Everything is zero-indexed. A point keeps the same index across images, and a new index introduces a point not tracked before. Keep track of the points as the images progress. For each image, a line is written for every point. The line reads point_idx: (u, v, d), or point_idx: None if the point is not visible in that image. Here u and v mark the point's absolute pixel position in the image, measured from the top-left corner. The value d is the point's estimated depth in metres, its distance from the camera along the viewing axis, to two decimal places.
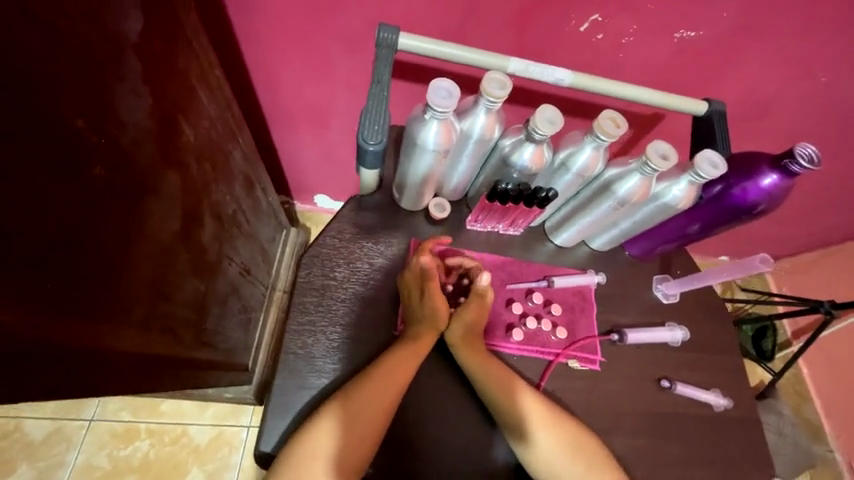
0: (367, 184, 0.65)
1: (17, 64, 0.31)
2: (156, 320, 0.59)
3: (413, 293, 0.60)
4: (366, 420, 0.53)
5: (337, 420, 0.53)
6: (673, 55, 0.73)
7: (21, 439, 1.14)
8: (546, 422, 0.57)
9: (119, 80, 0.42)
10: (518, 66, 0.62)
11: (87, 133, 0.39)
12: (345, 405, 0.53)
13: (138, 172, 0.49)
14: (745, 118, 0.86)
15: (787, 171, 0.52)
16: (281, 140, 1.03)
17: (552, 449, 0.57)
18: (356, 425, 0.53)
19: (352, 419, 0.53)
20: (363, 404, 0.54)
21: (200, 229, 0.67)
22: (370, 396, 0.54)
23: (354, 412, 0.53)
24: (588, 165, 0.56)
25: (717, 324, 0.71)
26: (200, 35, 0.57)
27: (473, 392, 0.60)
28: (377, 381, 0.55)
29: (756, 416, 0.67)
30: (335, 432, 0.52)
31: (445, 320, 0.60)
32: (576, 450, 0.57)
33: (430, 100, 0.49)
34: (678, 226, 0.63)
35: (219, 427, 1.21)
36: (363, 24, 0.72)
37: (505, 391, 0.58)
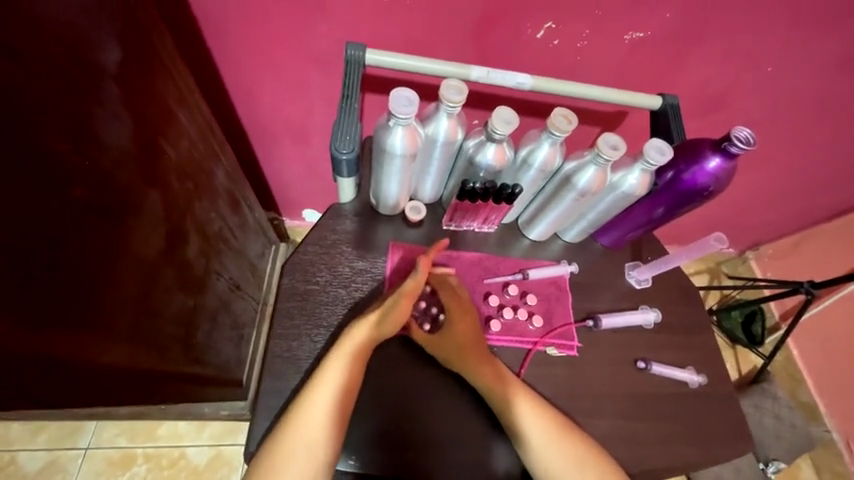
0: (344, 193, 0.69)
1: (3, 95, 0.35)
2: (144, 333, 0.61)
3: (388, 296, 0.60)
4: (339, 416, 0.54)
5: (310, 419, 0.53)
6: (626, 55, 0.78)
7: (16, 472, 1.13)
8: (537, 413, 0.59)
9: (100, 106, 0.46)
10: (479, 73, 0.67)
11: (68, 154, 0.42)
12: (318, 401, 0.54)
13: (121, 191, 0.52)
14: (704, 110, 0.91)
15: (727, 153, 0.56)
16: (265, 158, 1.07)
17: (545, 440, 0.57)
18: (332, 421, 0.53)
19: (327, 415, 0.53)
20: (336, 403, 0.54)
21: (185, 245, 0.70)
22: (342, 393, 0.54)
23: (328, 409, 0.53)
24: (547, 160, 0.60)
25: (689, 305, 0.74)
26: (176, 61, 0.61)
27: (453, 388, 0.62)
28: (350, 379, 0.56)
29: (731, 391, 0.69)
30: (310, 430, 0.52)
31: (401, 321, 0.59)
32: (567, 440, 0.58)
33: (392, 108, 0.53)
34: (642, 213, 0.66)
35: (217, 446, 1.21)
36: (334, 43, 0.76)
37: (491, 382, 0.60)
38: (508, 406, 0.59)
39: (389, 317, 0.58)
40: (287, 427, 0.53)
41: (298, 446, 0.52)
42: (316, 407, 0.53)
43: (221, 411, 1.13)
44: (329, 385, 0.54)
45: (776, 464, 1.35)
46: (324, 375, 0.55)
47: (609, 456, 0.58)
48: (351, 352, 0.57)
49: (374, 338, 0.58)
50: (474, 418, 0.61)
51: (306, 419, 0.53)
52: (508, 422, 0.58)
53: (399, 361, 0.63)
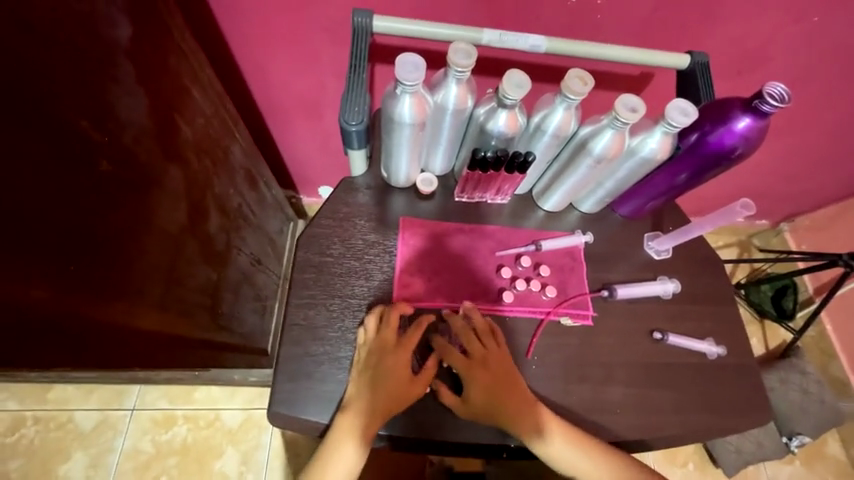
0: (356, 166, 0.69)
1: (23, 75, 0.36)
2: (173, 303, 0.65)
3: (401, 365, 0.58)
4: (384, 401, 0.57)
5: (363, 403, 0.57)
6: (652, 10, 0.72)
7: (73, 429, 1.25)
8: (565, 435, 0.58)
9: (115, 83, 0.47)
10: (492, 36, 0.64)
11: (90, 131, 0.44)
12: (369, 392, 0.57)
13: (142, 168, 0.54)
14: (739, 68, 0.84)
15: (758, 112, 0.53)
16: (279, 135, 1.07)
17: (575, 460, 0.57)
18: (381, 407, 0.56)
19: (375, 402, 0.57)
20: (382, 392, 0.57)
21: (206, 220, 0.72)
22: (394, 389, 0.57)
23: (377, 396, 0.57)
24: (562, 125, 0.58)
25: (710, 275, 0.72)
26: (188, 36, 0.61)
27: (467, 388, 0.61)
28: (386, 402, 0.57)
29: (751, 362, 0.67)
30: (363, 414, 0.56)
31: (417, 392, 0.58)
32: (589, 454, 0.58)
33: (399, 75, 0.51)
34: (666, 179, 0.63)
35: (249, 410, 1.30)
36: (340, 12, 0.74)
37: (527, 419, 0.58)
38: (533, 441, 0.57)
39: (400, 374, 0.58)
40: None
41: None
42: (365, 394, 0.57)
43: (250, 377, 1.21)
44: (376, 378, 0.57)
45: (801, 439, 1.33)
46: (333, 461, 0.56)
47: (625, 457, 0.59)
48: (394, 356, 0.58)
49: (391, 404, 0.57)
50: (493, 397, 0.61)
51: (360, 406, 0.57)
52: (545, 455, 0.58)
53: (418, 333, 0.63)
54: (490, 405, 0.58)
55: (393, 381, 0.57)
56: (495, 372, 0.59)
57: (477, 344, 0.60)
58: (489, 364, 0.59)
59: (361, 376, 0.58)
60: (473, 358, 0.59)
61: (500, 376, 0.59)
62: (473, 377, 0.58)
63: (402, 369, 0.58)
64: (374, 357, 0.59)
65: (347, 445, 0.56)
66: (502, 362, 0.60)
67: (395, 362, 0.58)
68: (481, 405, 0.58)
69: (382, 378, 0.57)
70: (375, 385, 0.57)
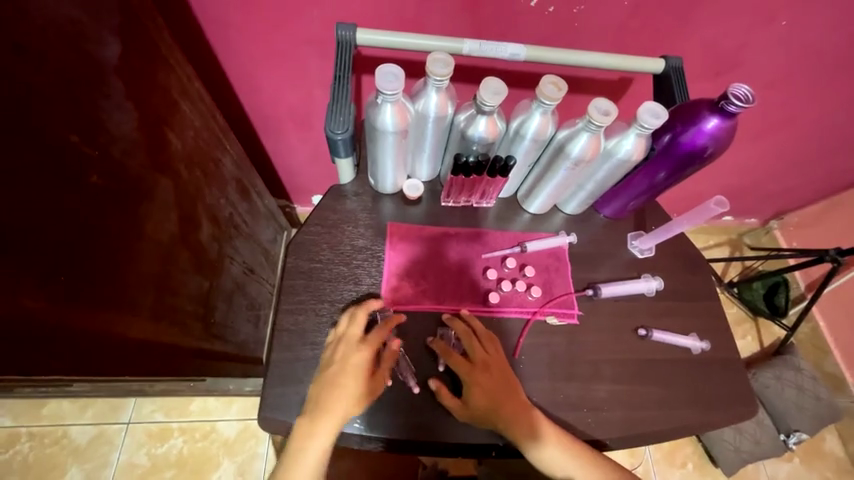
0: (344, 174, 0.71)
1: (12, 93, 0.38)
2: (166, 312, 0.66)
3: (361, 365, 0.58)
4: (346, 402, 0.56)
5: (324, 406, 0.56)
6: (627, 18, 0.74)
7: (68, 444, 1.24)
8: (559, 442, 0.58)
9: (105, 99, 0.49)
10: (472, 46, 0.66)
11: (80, 146, 0.46)
12: (331, 394, 0.56)
13: (132, 180, 0.55)
14: (715, 71, 0.86)
15: (725, 112, 0.55)
16: (271, 145, 1.09)
17: (570, 468, 0.58)
18: (343, 408, 0.56)
19: (337, 403, 0.56)
20: (344, 393, 0.57)
21: (197, 230, 0.74)
22: (356, 389, 0.57)
23: (339, 398, 0.56)
24: (540, 130, 0.59)
25: (693, 272, 0.73)
26: (175, 52, 0.63)
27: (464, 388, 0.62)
28: (347, 403, 0.56)
29: (735, 356, 0.69)
30: (325, 416, 0.56)
31: (374, 390, 0.58)
32: (583, 464, 0.58)
33: (379, 85, 0.53)
34: (644, 179, 0.65)
35: (245, 420, 1.30)
36: (326, 26, 0.76)
37: (524, 421, 0.58)
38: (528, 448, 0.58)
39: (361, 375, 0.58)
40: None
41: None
42: (327, 397, 0.56)
43: (246, 387, 1.21)
44: (337, 379, 0.57)
45: (798, 435, 1.33)
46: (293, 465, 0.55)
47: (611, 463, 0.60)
48: (356, 357, 0.58)
49: (353, 404, 0.57)
50: None
51: (322, 409, 0.56)
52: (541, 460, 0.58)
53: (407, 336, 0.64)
54: (489, 409, 0.58)
55: (353, 380, 0.57)
56: (495, 376, 0.60)
57: (479, 347, 0.61)
58: (489, 368, 0.60)
59: (323, 378, 0.58)
60: (475, 361, 0.61)
61: (500, 380, 0.60)
62: (475, 380, 0.59)
63: (363, 370, 0.58)
64: (337, 357, 0.59)
65: (309, 448, 0.55)
66: (502, 366, 0.61)
67: (357, 359, 0.58)
68: (482, 409, 0.58)
69: (343, 378, 0.57)
70: (338, 386, 0.57)
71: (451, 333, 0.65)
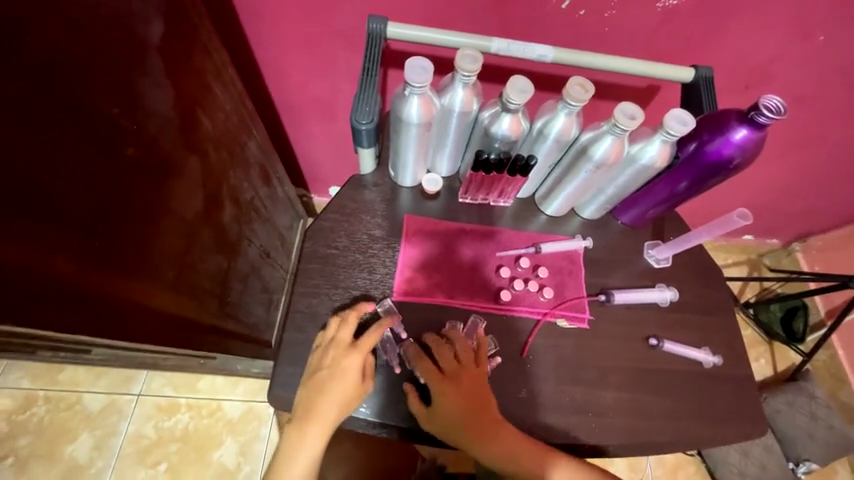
0: (365, 164, 0.72)
1: (63, 63, 0.40)
2: (185, 286, 0.68)
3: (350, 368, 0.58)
4: (335, 407, 0.57)
5: (314, 410, 0.57)
6: (658, 25, 0.74)
7: (81, 411, 1.28)
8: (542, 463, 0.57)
9: (146, 75, 0.51)
10: (500, 45, 0.66)
11: (121, 118, 0.48)
12: (320, 399, 0.57)
13: (164, 156, 0.57)
14: (746, 84, 0.85)
15: (755, 123, 0.54)
16: (294, 134, 1.12)
17: None
18: (332, 412, 0.57)
19: (326, 408, 0.57)
20: (332, 398, 0.57)
21: (220, 210, 0.76)
22: (345, 394, 0.58)
23: (328, 403, 0.57)
24: (564, 131, 0.60)
25: (710, 285, 0.72)
26: (212, 35, 0.65)
27: None
28: (336, 406, 0.57)
29: (748, 373, 0.67)
30: (315, 421, 0.57)
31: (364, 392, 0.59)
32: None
33: (408, 77, 0.54)
34: (666, 187, 0.64)
35: (250, 402, 1.33)
36: (357, 19, 0.78)
37: (494, 443, 0.58)
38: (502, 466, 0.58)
39: (350, 379, 0.58)
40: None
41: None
42: (317, 401, 0.57)
43: (253, 369, 1.23)
44: (326, 384, 0.57)
45: (808, 465, 1.29)
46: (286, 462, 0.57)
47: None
48: (344, 361, 0.58)
49: (342, 408, 0.57)
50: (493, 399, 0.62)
51: (312, 413, 0.57)
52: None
53: (418, 326, 0.65)
54: (454, 426, 0.58)
55: (341, 385, 0.58)
56: (465, 391, 0.59)
57: (452, 361, 0.61)
58: (461, 384, 0.60)
59: (312, 381, 0.58)
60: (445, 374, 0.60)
61: (469, 397, 0.59)
62: (443, 394, 0.59)
63: (353, 375, 0.58)
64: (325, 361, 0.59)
65: (301, 450, 0.57)
66: (480, 380, 0.61)
67: (345, 364, 0.58)
68: (447, 425, 0.58)
69: (332, 382, 0.58)
70: (326, 390, 0.57)
71: (460, 327, 0.65)
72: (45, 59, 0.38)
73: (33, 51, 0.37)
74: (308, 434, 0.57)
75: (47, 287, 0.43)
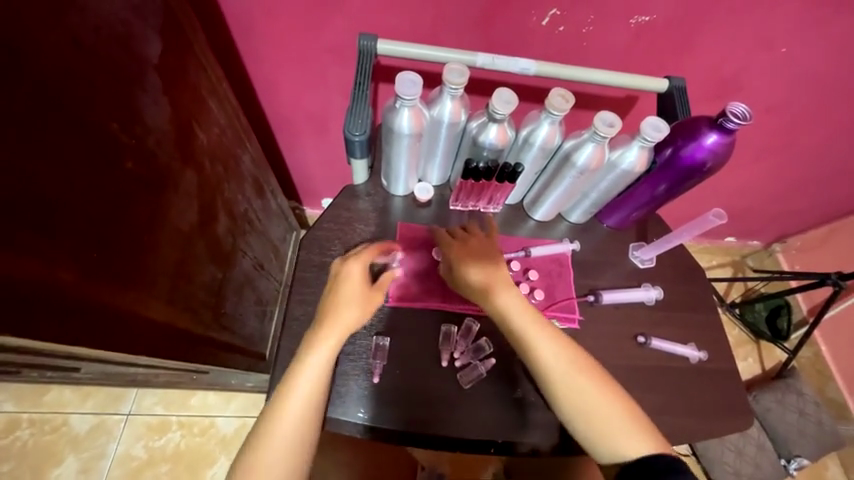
0: (358, 175, 0.74)
1: (68, 83, 0.42)
2: (181, 298, 0.68)
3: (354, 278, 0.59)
4: (342, 317, 0.57)
5: (321, 325, 0.57)
6: (632, 39, 0.78)
7: (67, 433, 1.25)
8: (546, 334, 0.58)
9: (144, 92, 0.53)
10: (485, 60, 0.70)
11: (120, 133, 0.49)
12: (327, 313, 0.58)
13: (161, 169, 0.59)
14: (717, 94, 0.90)
15: (724, 128, 0.58)
16: (286, 148, 1.13)
17: (574, 389, 0.55)
18: (337, 326, 0.57)
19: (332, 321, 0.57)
20: (339, 310, 0.58)
21: (215, 222, 0.77)
22: (352, 305, 0.58)
23: (334, 316, 0.57)
24: (548, 139, 0.63)
25: (692, 284, 0.75)
26: (208, 54, 0.67)
27: (483, 398, 0.64)
28: (343, 321, 0.57)
29: (732, 368, 0.70)
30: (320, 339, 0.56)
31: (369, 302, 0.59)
32: (596, 391, 0.55)
33: (399, 90, 0.57)
34: (645, 190, 0.68)
35: (244, 417, 1.31)
36: (348, 36, 0.81)
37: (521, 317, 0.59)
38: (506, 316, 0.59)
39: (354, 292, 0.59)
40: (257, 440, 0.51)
41: (274, 455, 0.50)
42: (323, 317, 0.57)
43: (247, 383, 1.22)
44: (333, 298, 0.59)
45: (800, 461, 1.31)
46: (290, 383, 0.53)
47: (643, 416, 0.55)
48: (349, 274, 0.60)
49: (351, 316, 0.57)
50: (501, 409, 0.64)
51: (318, 330, 0.56)
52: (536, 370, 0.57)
53: (414, 333, 0.66)
54: (480, 291, 0.61)
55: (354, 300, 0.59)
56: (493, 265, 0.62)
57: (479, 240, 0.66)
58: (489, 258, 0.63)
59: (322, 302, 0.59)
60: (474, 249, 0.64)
61: (495, 271, 0.62)
62: (470, 261, 0.63)
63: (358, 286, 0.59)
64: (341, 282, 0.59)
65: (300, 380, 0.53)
66: (492, 252, 0.64)
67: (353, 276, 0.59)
68: (474, 289, 0.62)
69: (338, 296, 0.58)
70: (333, 304, 0.58)
71: (454, 330, 0.67)
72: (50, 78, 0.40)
73: (35, 69, 0.39)
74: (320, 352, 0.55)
75: (46, 299, 0.43)
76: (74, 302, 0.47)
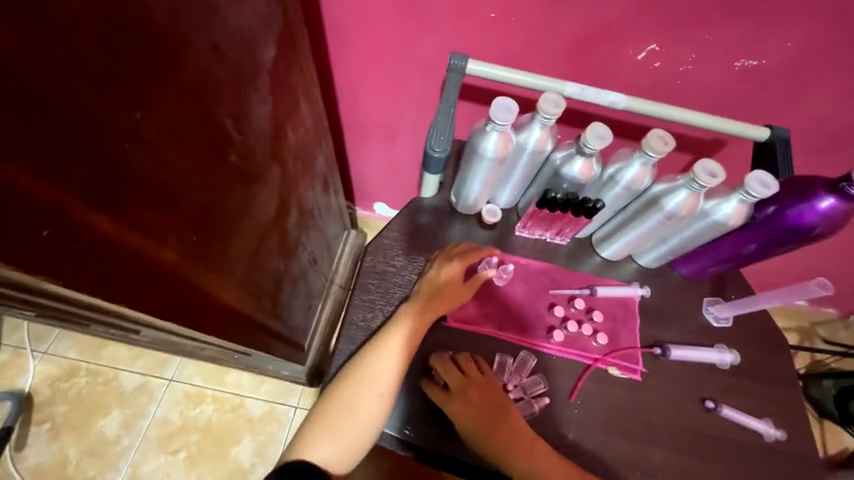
0: (428, 189, 0.74)
1: (206, 82, 0.45)
2: (249, 285, 0.72)
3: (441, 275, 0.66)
4: (430, 307, 0.63)
5: (410, 310, 0.63)
6: (734, 83, 0.74)
7: (115, 388, 1.34)
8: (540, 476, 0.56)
9: (254, 91, 0.56)
10: (574, 89, 0.68)
11: (231, 128, 0.53)
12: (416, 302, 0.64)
13: (256, 163, 0.62)
14: (818, 148, 0.83)
15: (844, 194, 0.53)
16: (353, 150, 1.17)
17: None
18: (422, 315, 0.62)
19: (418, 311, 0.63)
20: (428, 300, 0.64)
21: (287, 216, 0.80)
22: (439, 301, 0.64)
23: (421, 305, 0.63)
24: (636, 179, 0.61)
25: (772, 353, 0.69)
26: (308, 60, 0.71)
27: None
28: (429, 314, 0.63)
29: (812, 455, 0.63)
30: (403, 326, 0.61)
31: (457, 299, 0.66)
32: None
33: (492, 114, 0.57)
34: (733, 245, 0.63)
35: (272, 403, 1.34)
36: (436, 53, 0.82)
37: (517, 451, 0.58)
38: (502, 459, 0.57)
39: (444, 290, 0.65)
40: (342, 390, 0.58)
41: (359, 405, 0.57)
42: (413, 303, 0.63)
43: (282, 371, 1.25)
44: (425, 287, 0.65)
45: None
46: (380, 345, 0.60)
47: None
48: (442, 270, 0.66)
49: (436, 309, 0.64)
50: None
51: (404, 314, 0.63)
52: None
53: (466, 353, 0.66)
54: (474, 427, 0.58)
55: (450, 288, 0.65)
56: (489, 393, 0.60)
57: (472, 368, 0.62)
58: (482, 388, 0.60)
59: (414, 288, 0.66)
60: (469, 379, 0.61)
61: (488, 401, 0.60)
62: (466, 396, 0.59)
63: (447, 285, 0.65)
64: (442, 270, 0.66)
65: (377, 359, 0.59)
66: (489, 389, 0.61)
67: (448, 271, 0.66)
68: (470, 428, 0.58)
69: (428, 288, 0.65)
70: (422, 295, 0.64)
71: (509, 361, 0.65)
72: (195, 77, 0.43)
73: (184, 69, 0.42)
74: (414, 325, 0.62)
75: (147, 272, 0.47)
76: (165, 278, 0.50)
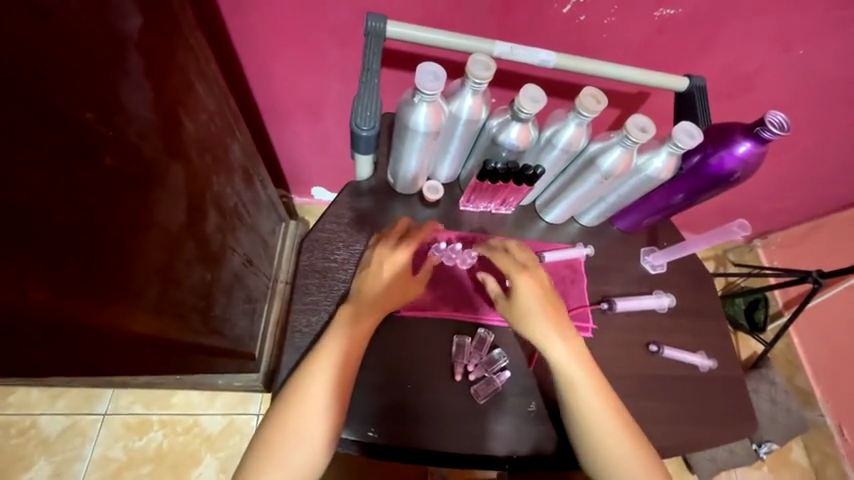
0: (363, 171, 0.68)
1: (46, 71, 0.35)
2: (168, 305, 0.63)
3: (384, 268, 0.60)
4: (376, 302, 0.59)
5: (354, 309, 0.58)
6: (654, 34, 0.74)
7: (36, 435, 1.17)
8: (566, 350, 0.59)
9: (124, 75, 0.45)
10: (503, 49, 0.64)
11: (96, 124, 0.41)
12: (359, 300, 0.59)
13: (145, 164, 0.51)
14: (729, 93, 0.88)
15: (759, 138, 0.56)
16: (275, 133, 1.05)
17: (593, 408, 0.57)
18: (367, 312, 0.58)
19: (364, 308, 0.58)
20: (373, 295, 0.59)
21: (203, 220, 0.69)
22: (385, 294, 0.60)
23: (366, 301, 0.59)
24: (572, 141, 0.59)
25: (701, 290, 0.75)
26: (196, 33, 0.59)
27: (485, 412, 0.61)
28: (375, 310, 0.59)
29: (738, 375, 0.70)
30: (346, 327, 0.57)
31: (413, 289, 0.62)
32: (609, 413, 0.57)
33: (419, 83, 0.51)
34: (663, 197, 0.65)
35: (230, 415, 1.25)
36: (350, 15, 0.73)
37: (556, 330, 0.59)
38: (532, 329, 0.60)
39: (391, 282, 0.60)
40: (289, 406, 0.53)
41: (310, 416, 0.53)
42: (356, 302, 0.59)
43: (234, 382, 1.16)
44: (367, 280, 0.60)
45: (770, 445, 1.31)
46: (329, 348, 0.55)
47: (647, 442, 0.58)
48: (384, 260, 0.60)
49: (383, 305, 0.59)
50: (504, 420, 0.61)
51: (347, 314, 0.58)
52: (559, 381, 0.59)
53: (423, 340, 0.63)
54: (519, 297, 0.60)
55: (400, 276, 0.61)
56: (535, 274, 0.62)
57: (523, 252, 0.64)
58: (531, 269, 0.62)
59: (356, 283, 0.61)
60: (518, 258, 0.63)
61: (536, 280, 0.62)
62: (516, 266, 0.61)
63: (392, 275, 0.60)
64: (388, 259, 0.60)
65: (322, 366, 0.54)
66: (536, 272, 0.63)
67: (399, 257, 0.61)
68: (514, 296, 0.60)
69: (373, 283, 0.60)
70: (365, 290, 0.59)
71: (467, 341, 0.64)
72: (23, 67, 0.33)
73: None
74: (361, 325, 0.57)
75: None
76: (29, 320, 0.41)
